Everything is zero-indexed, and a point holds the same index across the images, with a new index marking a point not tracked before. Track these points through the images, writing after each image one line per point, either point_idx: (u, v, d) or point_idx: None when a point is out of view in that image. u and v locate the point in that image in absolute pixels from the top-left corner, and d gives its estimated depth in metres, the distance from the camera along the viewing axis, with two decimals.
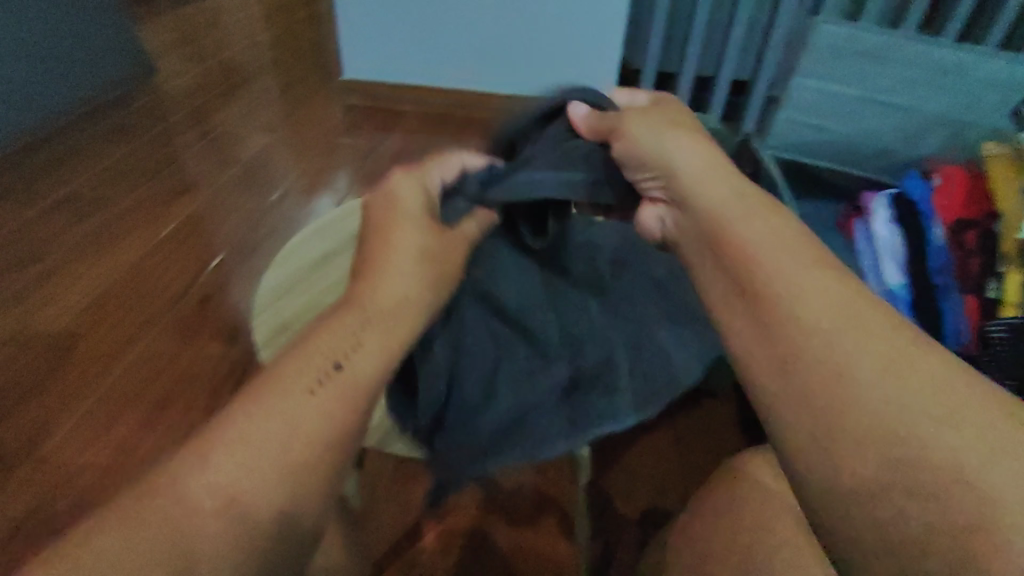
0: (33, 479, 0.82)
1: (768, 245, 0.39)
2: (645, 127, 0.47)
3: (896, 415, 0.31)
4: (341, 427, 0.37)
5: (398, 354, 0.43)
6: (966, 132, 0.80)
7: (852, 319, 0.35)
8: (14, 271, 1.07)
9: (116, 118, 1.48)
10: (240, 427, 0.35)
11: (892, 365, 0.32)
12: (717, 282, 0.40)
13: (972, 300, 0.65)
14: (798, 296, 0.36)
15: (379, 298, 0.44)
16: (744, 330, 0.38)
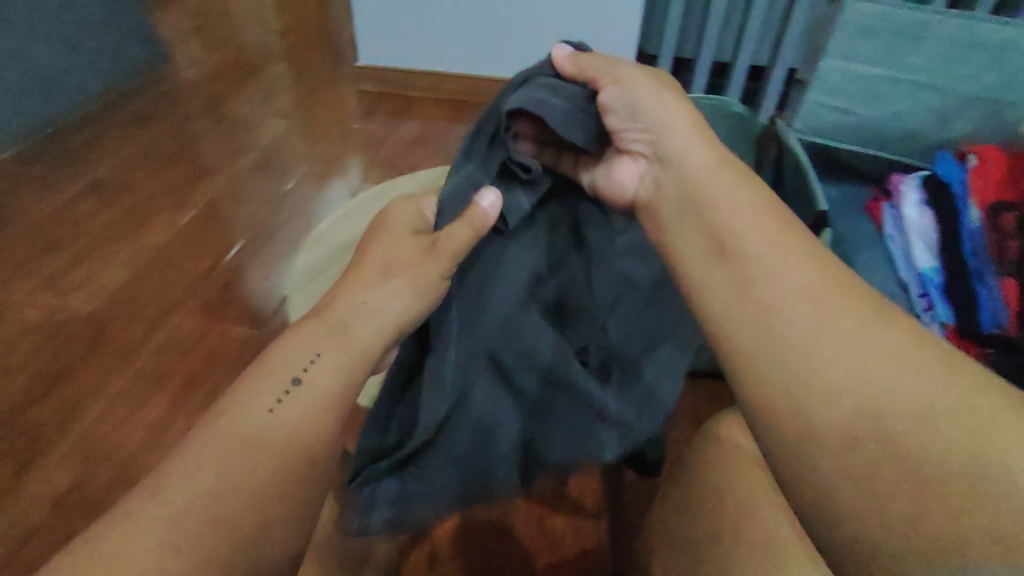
0: (68, 456, 0.81)
1: (751, 224, 0.40)
2: (641, 87, 0.48)
3: (861, 382, 0.32)
4: (295, 439, 0.41)
5: (360, 363, 0.45)
6: (1000, 113, 0.78)
7: (843, 306, 0.35)
8: (43, 257, 1.08)
9: (135, 106, 1.48)
10: (193, 450, 0.38)
11: (846, 326, 0.34)
12: (694, 242, 0.42)
13: (1011, 282, 0.63)
14: (770, 262, 0.38)
15: (343, 308, 0.46)
16: (720, 288, 0.40)
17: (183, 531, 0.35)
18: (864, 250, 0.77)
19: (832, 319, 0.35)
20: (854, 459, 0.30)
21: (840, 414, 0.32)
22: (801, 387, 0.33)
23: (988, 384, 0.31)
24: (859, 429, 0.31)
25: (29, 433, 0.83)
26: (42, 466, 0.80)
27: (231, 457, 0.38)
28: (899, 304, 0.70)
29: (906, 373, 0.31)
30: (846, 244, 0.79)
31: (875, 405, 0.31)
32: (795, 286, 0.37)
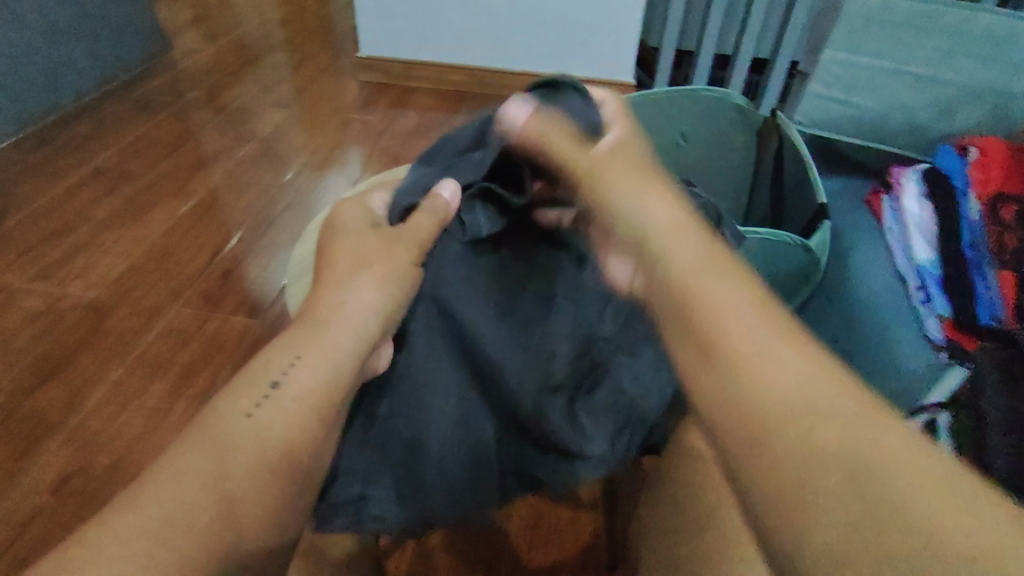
0: (68, 443, 0.82)
1: (730, 311, 0.33)
2: (618, 185, 0.41)
3: (801, 452, 0.27)
4: (286, 445, 0.39)
5: (344, 364, 0.43)
6: (1004, 106, 0.77)
7: (815, 396, 0.29)
8: (43, 245, 1.08)
9: (136, 95, 1.48)
10: (176, 463, 0.37)
11: (816, 424, 0.28)
12: (670, 339, 0.34)
13: (1009, 274, 0.63)
14: (744, 362, 0.31)
15: (318, 312, 0.45)
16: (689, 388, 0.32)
17: (157, 538, 0.34)
18: (864, 242, 0.78)
19: (788, 384, 0.29)
20: (765, 495, 0.27)
21: (771, 460, 0.27)
22: (745, 424, 0.29)
23: (965, 499, 0.25)
24: (778, 484, 0.27)
25: (29, 421, 0.84)
26: (43, 453, 0.81)
27: (220, 462, 0.37)
28: (897, 296, 0.70)
29: (853, 453, 0.27)
30: (846, 236, 0.80)
31: (792, 472, 0.27)
32: (769, 385, 0.30)
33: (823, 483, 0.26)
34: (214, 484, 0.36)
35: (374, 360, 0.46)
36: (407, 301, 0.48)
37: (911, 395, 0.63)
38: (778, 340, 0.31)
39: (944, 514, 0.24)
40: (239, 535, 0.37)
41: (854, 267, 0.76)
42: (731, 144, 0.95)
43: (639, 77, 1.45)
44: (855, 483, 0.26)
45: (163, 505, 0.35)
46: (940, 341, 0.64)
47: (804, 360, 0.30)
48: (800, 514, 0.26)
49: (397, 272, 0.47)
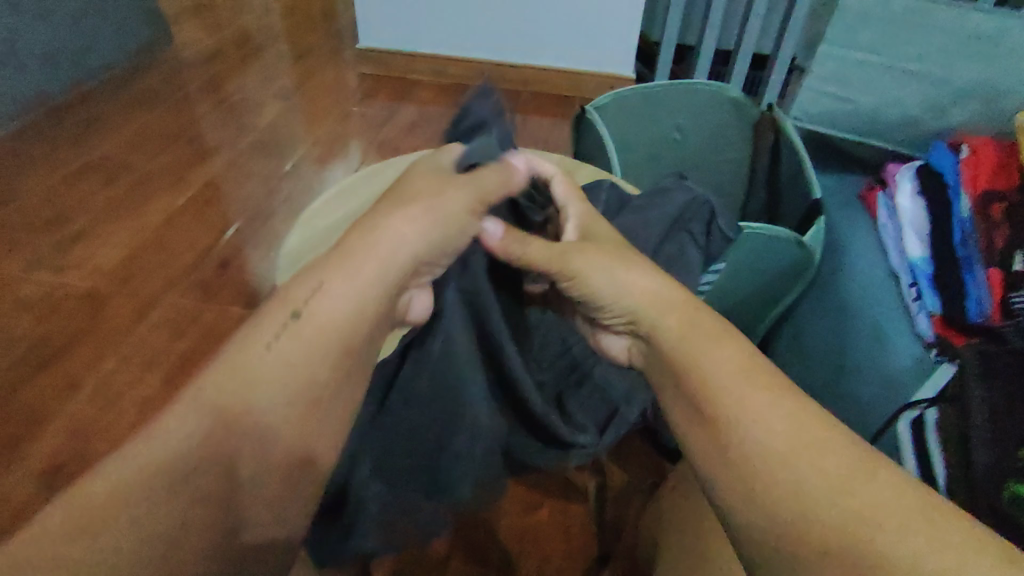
0: (64, 429, 0.82)
1: (732, 378, 0.37)
2: (594, 266, 0.45)
3: (794, 498, 0.32)
4: (303, 378, 0.38)
5: (372, 295, 0.41)
6: (1000, 101, 0.76)
7: (807, 444, 0.33)
8: (41, 234, 1.08)
9: (137, 84, 1.48)
10: (191, 394, 0.36)
11: (808, 462, 0.33)
12: (678, 406, 0.39)
13: (996, 273, 0.62)
14: (745, 421, 0.35)
15: (360, 237, 0.42)
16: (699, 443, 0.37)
17: (155, 500, 0.33)
18: (856, 239, 0.78)
19: (779, 439, 0.34)
20: (768, 523, 0.32)
21: (771, 504, 0.32)
22: (748, 472, 0.34)
23: (942, 531, 0.29)
24: (775, 526, 0.32)
25: (26, 407, 0.84)
26: (38, 440, 0.81)
27: (238, 400, 0.37)
28: (889, 294, 0.71)
29: (839, 497, 0.31)
30: (839, 232, 0.80)
31: (790, 511, 0.32)
32: (767, 442, 0.34)
33: (816, 515, 0.31)
34: (221, 443, 0.36)
35: (406, 302, 0.46)
36: (452, 246, 0.45)
37: (898, 391, 0.64)
38: (767, 392, 0.36)
39: (925, 549, 0.28)
40: (238, 511, 0.36)
41: (847, 263, 0.76)
42: (729, 139, 0.96)
43: (639, 71, 1.44)
44: (844, 521, 0.30)
45: (170, 455, 0.34)
46: (930, 338, 0.65)
47: (786, 410, 0.35)
48: (799, 540, 0.31)
49: (449, 212, 0.44)
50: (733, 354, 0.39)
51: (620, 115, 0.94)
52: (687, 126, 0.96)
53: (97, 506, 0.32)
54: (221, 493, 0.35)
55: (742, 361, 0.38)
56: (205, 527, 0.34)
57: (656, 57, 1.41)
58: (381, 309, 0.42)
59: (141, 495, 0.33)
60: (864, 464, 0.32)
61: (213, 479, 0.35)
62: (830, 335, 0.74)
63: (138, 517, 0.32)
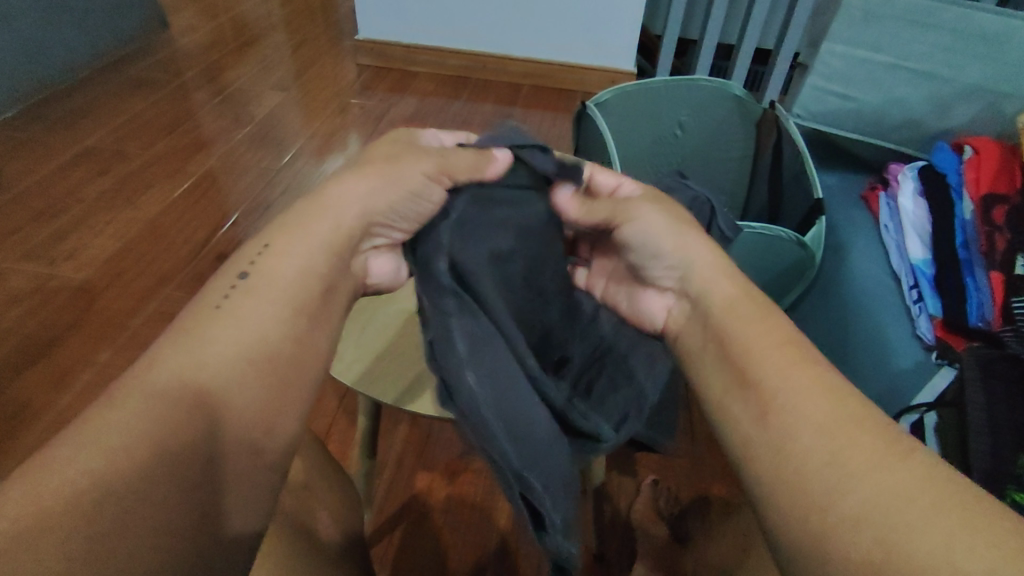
0: (56, 423, 0.82)
1: (775, 354, 0.36)
2: (658, 218, 0.45)
3: (820, 470, 0.31)
4: (261, 333, 0.37)
5: (319, 251, 0.41)
6: (1002, 103, 0.75)
7: (840, 426, 0.32)
8: (34, 224, 1.07)
9: (132, 72, 1.46)
10: (149, 357, 0.34)
11: (841, 444, 0.31)
12: (719, 373, 0.39)
13: (997, 276, 0.61)
14: (788, 393, 0.34)
15: (312, 200, 0.42)
16: (740, 415, 0.36)
17: (143, 472, 0.29)
18: (859, 240, 0.77)
19: (815, 414, 0.33)
20: (792, 501, 0.31)
21: (797, 477, 0.32)
22: (783, 450, 0.33)
23: (974, 517, 0.26)
24: (800, 500, 0.31)
25: (19, 399, 0.84)
26: (28, 434, 0.80)
27: (196, 358, 0.35)
28: (890, 294, 0.70)
29: (862, 474, 0.30)
30: (841, 231, 0.80)
31: (814, 483, 0.31)
32: (812, 420, 0.32)
33: (838, 489, 0.30)
34: (206, 411, 0.33)
35: (363, 263, 0.46)
36: (404, 213, 0.44)
37: (900, 393, 0.64)
38: (808, 374, 0.35)
39: (949, 531, 0.26)
40: (221, 501, 0.32)
41: (849, 262, 0.75)
42: (731, 135, 0.95)
43: (641, 65, 1.43)
44: (863, 498, 0.29)
45: (159, 420, 0.31)
46: (930, 341, 0.64)
47: (832, 390, 0.34)
48: (819, 515, 0.30)
49: (398, 175, 0.43)
50: (774, 329, 0.38)
51: (619, 109, 0.93)
52: (688, 122, 0.95)
53: (76, 476, 0.28)
54: (209, 473, 0.32)
55: (783, 336, 0.37)
56: (192, 511, 0.30)
57: (658, 51, 1.40)
58: (334, 272, 0.41)
59: (126, 465, 0.29)
60: (895, 446, 0.30)
61: (204, 454, 0.32)
62: (835, 335, 0.74)
63: (121, 496, 0.28)
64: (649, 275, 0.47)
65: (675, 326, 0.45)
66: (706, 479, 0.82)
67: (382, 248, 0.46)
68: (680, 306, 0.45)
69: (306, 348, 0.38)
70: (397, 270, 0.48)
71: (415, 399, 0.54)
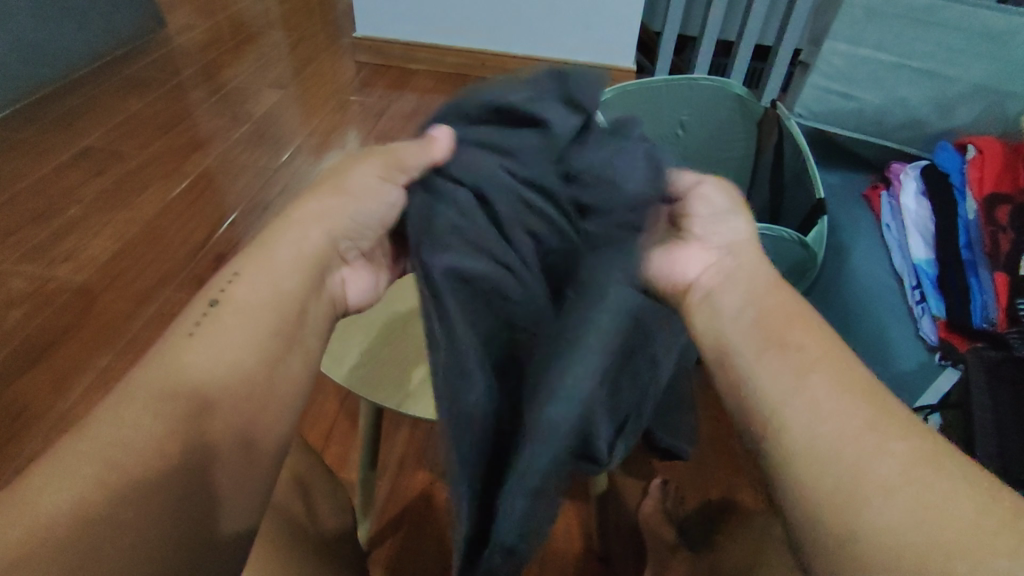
0: (57, 426, 0.82)
1: (811, 334, 0.35)
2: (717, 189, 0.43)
3: (844, 452, 0.30)
4: (243, 350, 0.37)
5: (290, 275, 0.40)
6: (1005, 102, 0.76)
7: (876, 411, 0.31)
8: (32, 226, 1.07)
9: (129, 71, 1.46)
10: (119, 393, 0.34)
11: (879, 429, 0.31)
12: (749, 333, 0.37)
13: (1001, 277, 0.61)
14: (828, 371, 0.33)
15: (279, 228, 0.42)
16: (772, 380, 0.34)
17: (133, 488, 0.30)
18: (861, 240, 0.77)
19: (833, 393, 0.32)
20: (816, 485, 0.30)
21: (819, 461, 0.30)
22: (815, 425, 0.31)
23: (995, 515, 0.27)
24: (824, 479, 0.30)
25: (18, 402, 0.84)
26: (28, 437, 0.80)
27: (179, 377, 0.35)
28: (893, 295, 0.70)
29: (887, 456, 0.29)
30: (842, 230, 0.79)
31: (838, 466, 0.30)
32: (850, 402, 0.32)
33: (864, 472, 0.29)
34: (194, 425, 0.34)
35: (339, 282, 0.44)
36: (368, 224, 0.43)
37: (904, 395, 0.64)
38: (825, 360, 0.34)
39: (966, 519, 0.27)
40: (216, 506, 0.32)
41: (852, 262, 0.75)
42: (733, 134, 0.94)
43: (640, 62, 1.43)
44: (884, 480, 0.29)
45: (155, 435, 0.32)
46: (933, 342, 0.64)
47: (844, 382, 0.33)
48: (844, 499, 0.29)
49: (356, 188, 0.43)
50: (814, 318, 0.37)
51: (621, 107, 0.92)
52: (690, 121, 0.95)
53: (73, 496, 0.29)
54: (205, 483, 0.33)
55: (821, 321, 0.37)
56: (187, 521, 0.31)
57: (657, 48, 1.40)
58: (311, 290, 0.41)
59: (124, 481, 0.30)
60: (907, 429, 0.31)
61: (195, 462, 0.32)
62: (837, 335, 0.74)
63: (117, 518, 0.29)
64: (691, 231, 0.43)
65: (711, 283, 0.41)
66: (709, 480, 0.82)
67: (355, 264, 0.45)
68: (725, 265, 0.41)
69: (283, 362, 0.38)
70: (376, 284, 0.47)
71: (414, 404, 0.54)
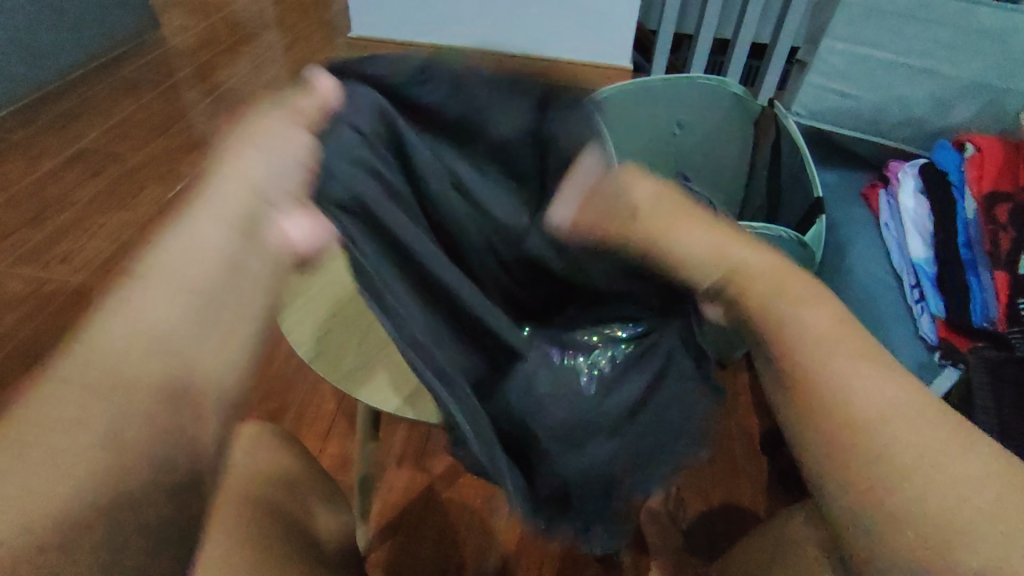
0: None
1: (849, 349, 0.26)
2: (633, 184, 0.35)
3: (909, 447, 0.24)
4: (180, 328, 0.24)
5: (199, 231, 0.25)
6: (1003, 99, 0.75)
7: (936, 424, 0.25)
8: (26, 229, 1.06)
9: (123, 73, 1.45)
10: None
11: (947, 444, 0.24)
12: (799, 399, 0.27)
13: (1002, 276, 0.62)
14: (894, 407, 0.25)
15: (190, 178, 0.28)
16: (824, 431, 0.25)
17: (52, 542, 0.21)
18: (860, 238, 0.76)
19: (903, 418, 0.25)
20: (869, 490, 0.24)
21: (868, 451, 0.24)
22: (863, 463, 0.24)
23: None
24: (908, 525, 0.23)
25: None
26: None
27: (80, 394, 0.22)
28: (892, 293, 0.70)
29: (945, 467, 0.23)
30: (841, 229, 0.79)
31: (882, 468, 0.24)
32: (908, 424, 0.24)
33: (905, 466, 0.23)
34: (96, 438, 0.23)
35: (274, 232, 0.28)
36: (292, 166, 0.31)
37: None
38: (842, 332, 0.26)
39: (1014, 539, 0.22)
40: (194, 531, 0.25)
41: (851, 261, 0.75)
42: (730, 132, 0.94)
43: (637, 61, 1.42)
44: (919, 450, 0.24)
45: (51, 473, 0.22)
46: (934, 342, 0.64)
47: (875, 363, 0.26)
48: (885, 492, 0.24)
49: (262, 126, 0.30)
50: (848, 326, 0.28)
51: (618, 106, 0.91)
52: (687, 119, 0.94)
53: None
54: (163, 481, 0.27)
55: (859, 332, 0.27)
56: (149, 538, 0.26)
57: (654, 47, 1.39)
58: (240, 243, 0.26)
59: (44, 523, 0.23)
60: (957, 424, 0.25)
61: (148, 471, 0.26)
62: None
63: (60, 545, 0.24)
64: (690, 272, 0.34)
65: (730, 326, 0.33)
66: (708, 481, 0.81)
67: (285, 205, 0.29)
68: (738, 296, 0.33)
69: (224, 323, 0.25)
70: (315, 233, 0.31)
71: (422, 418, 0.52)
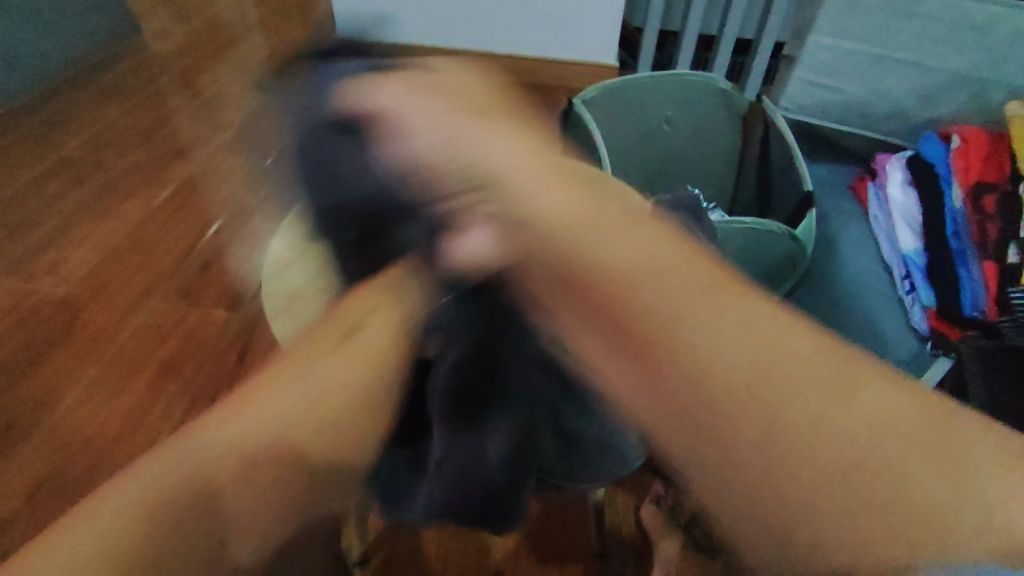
0: (43, 445, 0.81)
1: (680, 304, 0.22)
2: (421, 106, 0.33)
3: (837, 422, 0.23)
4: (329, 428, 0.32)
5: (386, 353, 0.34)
6: (988, 91, 0.76)
7: (838, 388, 0.21)
8: (9, 239, 1.05)
9: (104, 78, 1.43)
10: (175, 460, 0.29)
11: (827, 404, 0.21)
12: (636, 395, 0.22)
13: (990, 266, 0.62)
14: (733, 397, 0.21)
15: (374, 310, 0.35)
16: (638, 415, 0.22)
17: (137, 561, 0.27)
18: (849, 229, 0.77)
19: (751, 379, 0.21)
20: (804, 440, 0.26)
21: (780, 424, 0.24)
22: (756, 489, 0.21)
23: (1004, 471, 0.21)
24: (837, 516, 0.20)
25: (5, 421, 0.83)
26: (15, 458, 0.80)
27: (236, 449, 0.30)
28: (882, 286, 0.70)
29: (850, 429, 0.21)
30: (830, 220, 0.79)
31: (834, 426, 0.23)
32: (737, 377, 0.21)
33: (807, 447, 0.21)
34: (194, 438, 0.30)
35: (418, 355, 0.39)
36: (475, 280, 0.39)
37: None
38: (685, 279, 0.23)
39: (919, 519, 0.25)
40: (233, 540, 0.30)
41: (841, 254, 0.75)
42: (719, 128, 0.93)
43: (623, 58, 1.43)
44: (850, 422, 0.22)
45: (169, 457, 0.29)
46: (923, 332, 0.65)
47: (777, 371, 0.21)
48: (713, 443, 0.21)
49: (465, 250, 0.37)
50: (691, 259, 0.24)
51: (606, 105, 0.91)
52: (675, 117, 0.94)
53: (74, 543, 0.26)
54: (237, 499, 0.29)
55: (672, 263, 0.23)
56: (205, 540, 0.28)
57: (640, 43, 1.39)
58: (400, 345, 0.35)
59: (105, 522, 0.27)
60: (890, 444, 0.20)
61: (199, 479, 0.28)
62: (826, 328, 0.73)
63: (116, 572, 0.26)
64: (448, 201, 0.32)
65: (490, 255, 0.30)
66: None
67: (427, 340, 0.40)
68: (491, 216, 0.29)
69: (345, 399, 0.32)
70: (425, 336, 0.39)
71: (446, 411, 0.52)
